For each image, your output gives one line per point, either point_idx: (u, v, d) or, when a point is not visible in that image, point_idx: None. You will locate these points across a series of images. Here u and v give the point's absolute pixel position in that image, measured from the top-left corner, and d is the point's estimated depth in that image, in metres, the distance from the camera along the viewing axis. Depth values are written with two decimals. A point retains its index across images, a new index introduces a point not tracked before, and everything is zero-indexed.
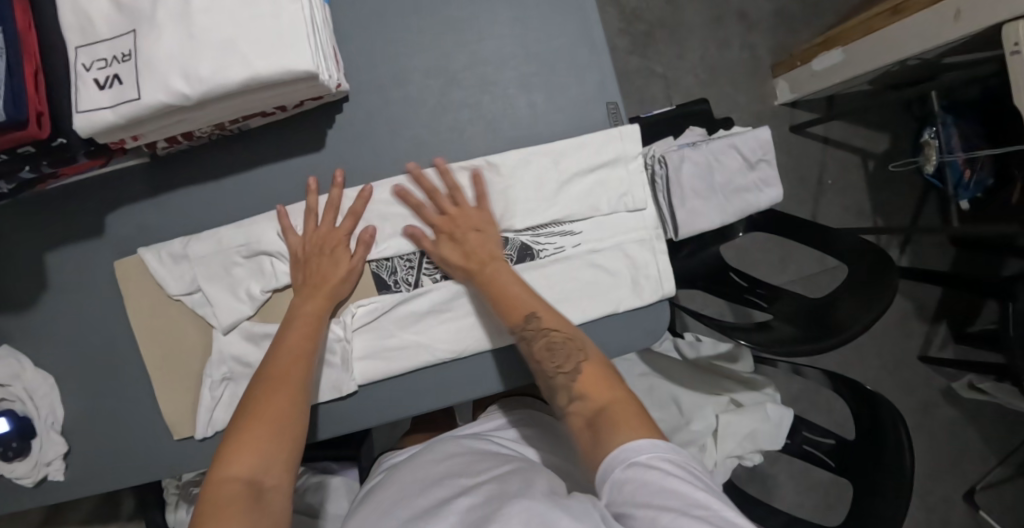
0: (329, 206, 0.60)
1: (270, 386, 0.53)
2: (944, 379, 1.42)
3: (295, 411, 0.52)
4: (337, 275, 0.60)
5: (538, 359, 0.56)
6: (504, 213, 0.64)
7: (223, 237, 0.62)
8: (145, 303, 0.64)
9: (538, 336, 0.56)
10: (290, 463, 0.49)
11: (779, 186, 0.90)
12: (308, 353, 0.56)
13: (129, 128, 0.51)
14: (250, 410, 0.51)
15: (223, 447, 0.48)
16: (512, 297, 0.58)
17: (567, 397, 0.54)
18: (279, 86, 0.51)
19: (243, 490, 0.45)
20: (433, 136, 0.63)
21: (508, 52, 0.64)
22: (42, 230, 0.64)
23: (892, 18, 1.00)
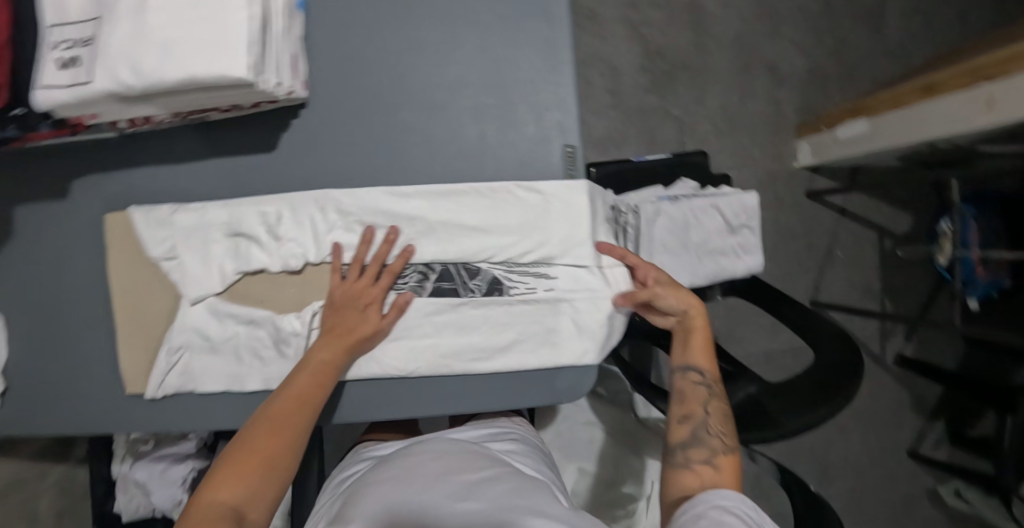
0: (375, 260, 0.61)
1: (270, 424, 0.53)
2: (931, 479, 1.32)
3: (291, 454, 0.52)
4: (359, 335, 0.60)
5: (704, 409, 0.58)
6: (432, 245, 0.63)
7: (209, 213, 0.63)
8: (126, 260, 0.65)
9: (714, 392, 0.59)
10: (274, 500, 0.50)
11: (759, 255, 0.87)
12: (319, 397, 0.57)
13: (83, 107, 0.53)
14: (251, 437, 0.51)
15: (212, 470, 0.49)
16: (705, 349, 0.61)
17: (702, 454, 0.55)
18: (218, 89, 0.51)
19: (226, 518, 0.46)
20: (382, 154, 0.63)
21: (467, 80, 0.63)
22: (11, 183, 0.68)
23: (923, 95, 0.93)
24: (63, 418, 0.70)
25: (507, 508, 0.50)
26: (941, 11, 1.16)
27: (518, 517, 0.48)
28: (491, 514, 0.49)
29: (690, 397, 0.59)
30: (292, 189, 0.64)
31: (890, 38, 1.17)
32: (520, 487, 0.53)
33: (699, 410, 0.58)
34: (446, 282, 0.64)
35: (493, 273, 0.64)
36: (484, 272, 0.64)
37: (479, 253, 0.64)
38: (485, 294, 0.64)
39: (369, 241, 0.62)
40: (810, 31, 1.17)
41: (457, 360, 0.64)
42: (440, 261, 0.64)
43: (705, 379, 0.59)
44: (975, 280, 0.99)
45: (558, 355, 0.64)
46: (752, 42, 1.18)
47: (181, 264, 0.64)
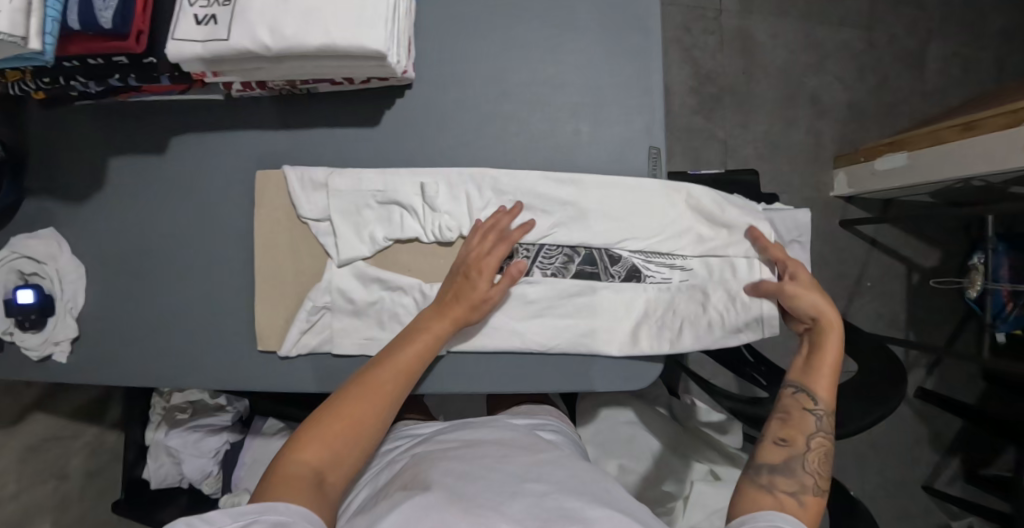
0: (489, 240, 0.63)
1: (361, 393, 0.56)
2: (944, 515, 1.34)
3: (376, 424, 0.56)
4: (462, 309, 0.62)
5: (801, 442, 0.58)
6: (567, 231, 0.67)
7: (364, 180, 0.66)
8: (274, 217, 0.67)
9: (821, 424, 0.59)
10: (354, 466, 0.55)
11: (809, 271, 0.89)
12: (410, 374, 0.59)
13: (213, 62, 0.55)
14: (346, 405, 0.56)
15: (304, 429, 0.54)
16: (833, 369, 0.60)
17: (790, 485, 0.55)
18: (349, 57, 0.55)
19: (313, 477, 0.51)
20: (477, 137, 0.66)
21: (565, 78, 0.67)
22: (112, 137, 0.70)
23: (964, 133, 0.98)
24: (177, 371, 0.71)
25: (576, 493, 0.51)
26: (981, 59, 1.22)
27: (585, 505, 0.49)
28: (558, 498, 0.50)
29: (796, 428, 0.59)
30: (388, 164, 0.67)
31: (929, 81, 1.22)
32: (581, 475, 0.55)
33: (800, 442, 0.58)
34: (588, 266, 0.68)
35: (632, 261, 0.69)
36: (625, 259, 0.69)
37: (621, 241, 0.68)
38: (625, 280, 0.68)
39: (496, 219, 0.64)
40: (853, 68, 1.23)
41: (591, 340, 0.67)
42: (586, 244, 0.68)
43: (818, 409, 0.59)
44: (1005, 314, 1.02)
45: (690, 341, 0.68)
46: (798, 73, 1.23)
47: (332, 227, 0.66)
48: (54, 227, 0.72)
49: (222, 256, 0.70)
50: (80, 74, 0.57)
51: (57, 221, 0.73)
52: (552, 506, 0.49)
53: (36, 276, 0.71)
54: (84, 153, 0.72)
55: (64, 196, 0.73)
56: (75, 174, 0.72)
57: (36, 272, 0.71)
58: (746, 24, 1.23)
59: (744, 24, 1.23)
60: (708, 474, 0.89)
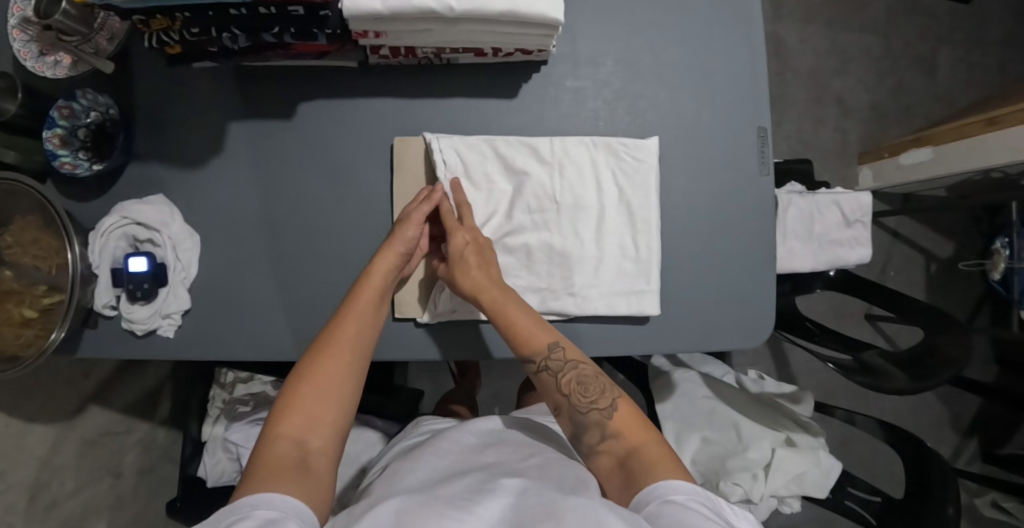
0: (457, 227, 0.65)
1: (316, 359, 0.57)
2: (965, 494, 1.42)
3: (342, 384, 0.57)
4: (389, 263, 0.64)
5: (564, 392, 0.60)
6: (687, 202, 0.73)
7: (504, 146, 0.67)
8: (412, 185, 0.69)
9: (566, 369, 0.61)
10: (335, 429, 0.55)
11: (870, 248, 0.97)
12: (369, 329, 0.61)
13: (383, 21, 0.56)
14: (303, 374, 0.56)
15: (278, 404, 0.55)
16: (534, 331, 0.62)
17: (597, 435, 0.58)
18: (523, 24, 0.58)
19: (290, 449, 0.52)
20: (607, 113, 0.72)
21: (682, 59, 0.73)
22: (235, 101, 0.70)
23: (987, 127, 1.06)
24: (305, 343, 0.71)
25: (554, 490, 0.52)
26: (984, 65, 1.35)
27: (559, 497, 0.50)
28: (536, 494, 0.51)
29: (548, 385, 0.61)
30: (524, 134, 0.70)
31: (940, 84, 1.34)
32: (568, 472, 0.57)
33: (561, 398, 0.60)
34: (704, 232, 0.74)
35: (746, 229, 0.74)
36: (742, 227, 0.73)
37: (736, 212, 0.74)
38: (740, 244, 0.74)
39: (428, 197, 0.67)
40: (873, 72, 1.34)
41: (708, 303, 0.73)
42: (707, 215, 0.74)
43: (538, 364, 0.61)
44: None
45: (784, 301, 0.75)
46: (825, 77, 1.34)
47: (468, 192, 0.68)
48: (163, 194, 0.70)
49: (352, 223, 0.70)
50: (237, 22, 0.56)
51: (165, 188, 0.71)
52: (529, 503, 0.49)
53: (146, 244, 0.68)
54: (198, 117, 0.71)
55: (174, 161, 0.71)
56: (188, 139, 0.71)
57: (149, 240, 0.68)
58: (777, 30, 1.33)
59: (776, 30, 1.33)
60: (784, 441, 0.92)
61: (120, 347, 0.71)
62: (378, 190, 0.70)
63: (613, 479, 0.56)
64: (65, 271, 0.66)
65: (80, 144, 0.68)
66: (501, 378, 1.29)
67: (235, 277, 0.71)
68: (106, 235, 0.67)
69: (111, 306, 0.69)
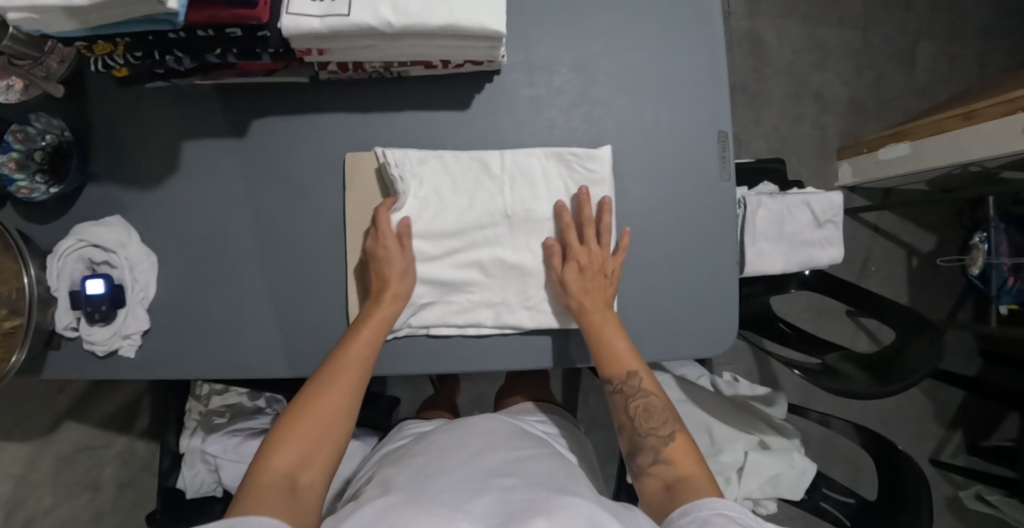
0: (582, 252, 0.67)
1: (312, 393, 0.59)
2: (950, 486, 1.42)
3: (338, 424, 0.58)
4: (400, 288, 0.65)
5: (631, 416, 0.63)
6: (646, 210, 0.73)
7: (457, 161, 0.67)
8: (364, 200, 0.69)
9: (638, 395, 0.63)
10: (325, 467, 0.56)
11: (842, 248, 0.96)
12: (363, 362, 0.62)
13: (323, 38, 0.56)
14: (301, 410, 0.58)
15: (270, 435, 0.56)
16: (623, 353, 0.65)
17: (650, 458, 0.60)
18: (467, 37, 0.58)
19: (279, 481, 0.53)
20: (564, 121, 0.71)
21: (642, 66, 0.73)
22: (189, 120, 0.70)
23: (964, 122, 1.05)
24: (266, 361, 0.71)
25: (542, 487, 0.56)
26: (964, 57, 1.34)
27: (549, 495, 0.54)
28: (525, 491, 0.55)
29: (618, 406, 0.65)
30: (479, 146, 0.70)
31: (920, 77, 1.33)
32: (552, 472, 0.61)
33: (627, 419, 0.64)
34: (665, 241, 0.73)
35: (707, 236, 0.74)
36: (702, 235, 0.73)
37: (696, 220, 0.73)
38: (701, 252, 0.73)
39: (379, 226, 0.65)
40: (852, 66, 1.33)
41: (669, 313, 0.73)
42: (668, 223, 0.73)
43: (614, 386, 0.64)
44: (1007, 287, 1.12)
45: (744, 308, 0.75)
46: (803, 73, 1.32)
47: (422, 209, 0.68)
48: (120, 214, 0.70)
49: (309, 240, 0.70)
50: (176, 46, 0.56)
51: (123, 209, 0.71)
52: (523, 498, 0.53)
53: (104, 266, 0.68)
54: (153, 137, 0.70)
55: (130, 181, 0.71)
56: (145, 159, 0.71)
57: (106, 261, 0.68)
58: (754, 26, 1.32)
59: (753, 26, 1.31)
60: (757, 444, 0.93)
61: (82, 368, 0.71)
62: (333, 206, 0.70)
63: (655, 499, 0.58)
64: (21, 295, 0.65)
65: (37, 166, 0.68)
66: (481, 383, 1.28)
67: (194, 296, 0.71)
68: (64, 258, 0.67)
69: (73, 328, 0.69)
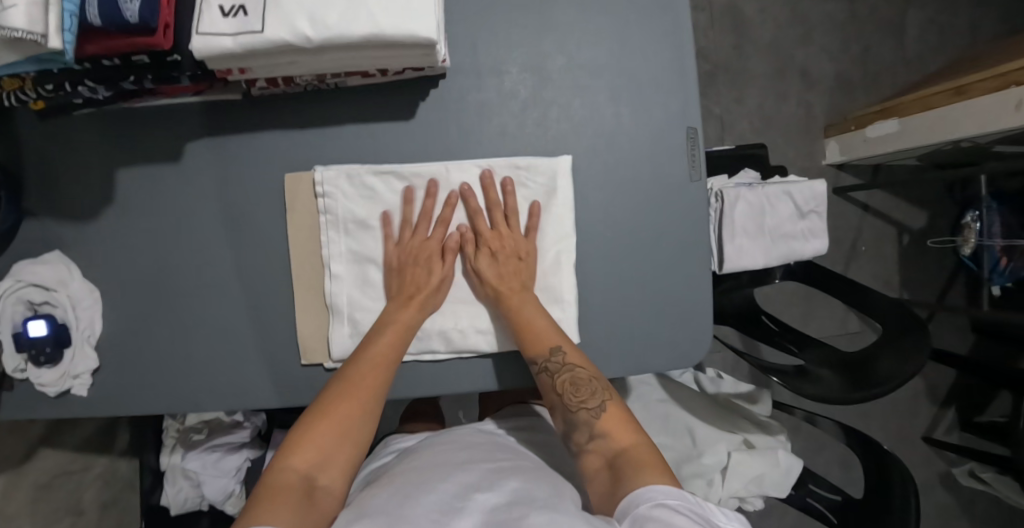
0: (490, 236, 0.65)
1: (339, 395, 0.58)
2: (944, 463, 1.42)
3: (359, 427, 0.58)
4: (435, 281, 0.64)
5: (560, 392, 0.61)
6: (610, 218, 0.69)
7: (403, 181, 0.65)
8: (307, 223, 0.65)
9: (563, 370, 0.62)
10: (345, 469, 0.56)
11: (826, 239, 0.91)
12: (392, 366, 0.62)
13: (241, 57, 0.52)
14: (325, 408, 0.58)
15: (291, 438, 0.56)
16: (547, 333, 0.63)
17: (586, 434, 0.60)
18: (396, 47, 0.53)
19: (300, 483, 0.53)
20: (518, 127, 0.67)
21: (599, 63, 0.68)
22: (121, 147, 0.66)
23: (954, 98, 1.00)
24: (218, 396, 0.68)
25: (523, 504, 0.52)
26: (954, 26, 1.29)
27: (529, 512, 0.50)
28: (507, 508, 0.51)
29: (544, 385, 0.62)
30: (428, 158, 0.66)
31: (908, 48, 1.29)
32: (533, 485, 0.56)
33: (554, 397, 0.62)
34: (633, 249, 0.69)
35: (678, 242, 0.69)
36: (671, 240, 0.69)
37: (663, 225, 0.69)
38: (671, 259, 0.70)
39: (411, 226, 0.65)
40: (836, 38, 1.27)
41: (638, 324, 0.69)
42: (634, 230, 0.69)
43: (538, 365, 0.62)
44: (999, 269, 1.09)
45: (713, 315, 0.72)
46: (787, 47, 1.26)
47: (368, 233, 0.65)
48: (59, 250, 0.67)
49: (253, 266, 0.67)
50: (85, 78, 0.52)
51: (61, 244, 0.68)
52: (502, 516, 0.49)
53: (46, 306, 0.66)
54: (85, 167, 0.67)
55: (66, 216, 0.67)
56: (79, 191, 0.67)
57: (47, 301, 0.65)
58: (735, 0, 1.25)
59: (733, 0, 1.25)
60: (742, 443, 0.90)
61: (32, 412, 0.69)
62: (275, 229, 0.66)
63: (596, 476, 0.57)
64: None
65: None
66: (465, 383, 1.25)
67: (140, 332, 0.68)
68: (2, 299, 0.64)
69: (22, 370, 0.65)
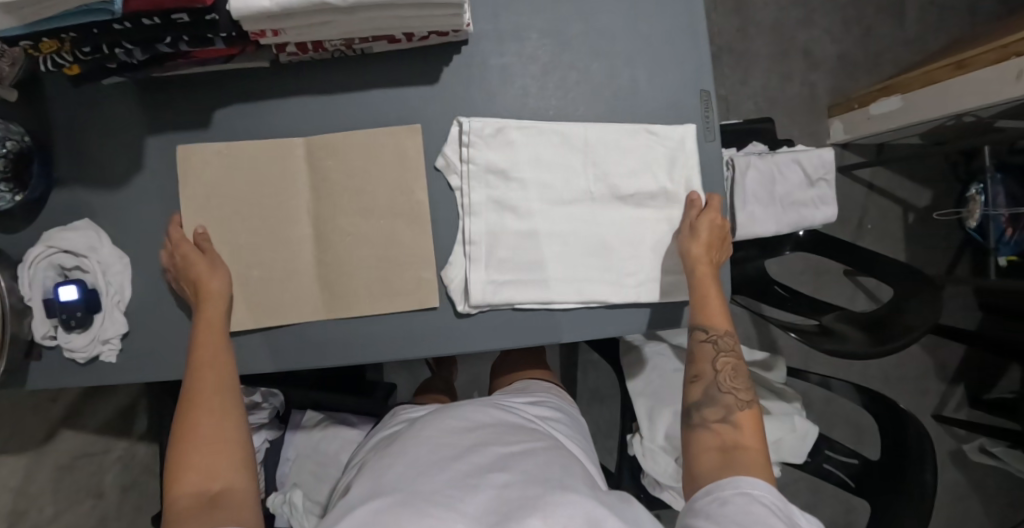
0: (705, 218, 0.67)
1: (187, 412, 0.56)
2: (954, 441, 1.42)
3: (225, 425, 0.56)
4: (213, 274, 0.63)
5: (716, 369, 0.62)
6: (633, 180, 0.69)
7: None
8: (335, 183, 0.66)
9: (728, 353, 0.63)
10: (232, 465, 0.54)
11: (836, 207, 0.93)
12: (225, 365, 0.60)
13: (277, 19, 0.53)
14: (179, 438, 0.55)
15: (168, 473, 0.53)
16: (722, 313, 0.65)
17: (718, 414, 0.59)
18: (425, 5, 0.55)
19: (194, 501, 0.51)
20: (538, 91, 0.69)
21: (617, 27, 0.70)
22: (150, 113, 0.68)
23: (956, 72, 1.01)
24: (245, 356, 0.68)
25: (537, 482, 0.53)
26: (953, 8, 1.32)
27: (547, 491, 0.51)
28: (521, 487, 0.52)
29: (704, 355, 0.63)
30: (450, 123, 0.68)
31: (909, 30, 1.31)
32: (549, 464, 0.57)
33: (709, 370, 0.62)
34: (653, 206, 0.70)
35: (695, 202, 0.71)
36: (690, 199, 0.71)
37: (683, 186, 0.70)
38: None
39: (206, 248, 0.65)
40: (839, 21, 1.30)
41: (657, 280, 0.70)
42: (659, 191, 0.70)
43: (708, 335, 0.63)
44: (1006, 239, 1.12)
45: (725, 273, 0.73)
46: (790, 29, 1.29)
47: (393, 192, 0.66)
48: (88, 218, 0.69)
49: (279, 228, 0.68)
50: (123, 38, 0.53)
51: (90, 212, 0.69)
52: (519, 497, 0.50)
53: (77, 272, 0.67)
54: (115, 135, 0.68)
55: (96, 184, 0.69)
56: (108, 159, 0.68)
57: (77, 267, 0.67)
58: None
59: None
60: (758, 409, 0.91)
61: (55, 380, 0.69)
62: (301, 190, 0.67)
63: (708, 455, 0.56)
64: None
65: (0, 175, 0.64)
66: (478, 363, 1.26)
67: (167, 297, 0.69)
68: (33, 266, 0.65)
69: (51, 337, 0.66)
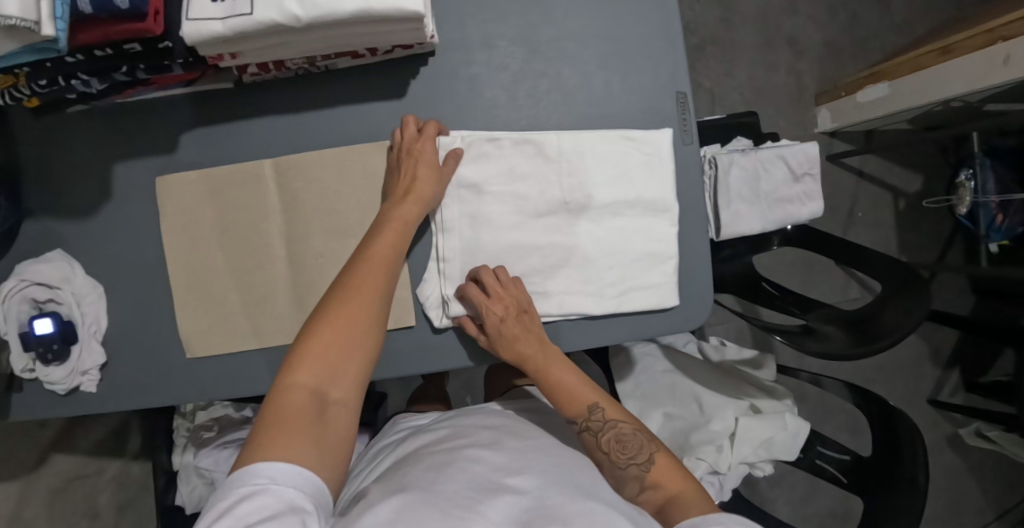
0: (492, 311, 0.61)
1: (342, 298, 0.54)
2: (951, 425, 1.43)
3: (366, 332, 0.53)
4: (430, 171, 0.62)
5: (606, 450, 0.59)
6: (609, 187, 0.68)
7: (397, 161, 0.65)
8: (307, 203, 0.65)
9: (607, 427, 0.59)
10: (360, 378, 0.51)
11: (822, 201, 0.91)
12: (388, 269, 0.58)
13: (232, 42, 0.52)
14: (325, 318, 0.52)
15: (292, 354, 0.50)
16: (579, 390, 0.62)
17: (636, 488, 0.56)
18: (385, 22, 0.53)
19: (308, 399, 0.47)
20: (509, 101, 0.68)
21: (588, 31, 0.68)
22: (117, 141, 0.66)
23: (942, 57, 1.00)
24: (227, 379, 0.68)
25: (554, 485, 0.48)
26: None
27: (566, 498, 0.46)
28: (539, 489, 0.47)
29: (589, 445, 0.60)
30: None
31: (896, 13, 1.29)
32: (563, 465, 0.53)
33: (601, 456, 0.59)
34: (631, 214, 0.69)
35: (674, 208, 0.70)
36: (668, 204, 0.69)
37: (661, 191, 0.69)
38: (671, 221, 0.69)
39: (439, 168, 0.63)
40: (823, 6, 1.28)
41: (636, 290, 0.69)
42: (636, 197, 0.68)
43: (579, 425, 0.60)
44: (996, 225, 1.11)
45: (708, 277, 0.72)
46: (774, 17, 1.26)
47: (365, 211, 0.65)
48: (61, 249, 0.68)
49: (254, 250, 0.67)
50: (77, 70, 0.52)
51: (62, 242, 0.68)
52: (536, 500, 0.46)
53: (52, 304, 0.67)
54: (82, 163, 0.67)
55: (66, 213, 0.68)
56: (77, 188, 0.67)
57: (51, 299, 0.66)
58: None
59: None
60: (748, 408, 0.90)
61: (35, 412, 0.68)
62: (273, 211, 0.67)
63: None
64: None
65: None
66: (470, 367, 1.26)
67: (144, 325, 0.68)
68: (7, 300, 0.64)
69: (31, 370, 0.66)
